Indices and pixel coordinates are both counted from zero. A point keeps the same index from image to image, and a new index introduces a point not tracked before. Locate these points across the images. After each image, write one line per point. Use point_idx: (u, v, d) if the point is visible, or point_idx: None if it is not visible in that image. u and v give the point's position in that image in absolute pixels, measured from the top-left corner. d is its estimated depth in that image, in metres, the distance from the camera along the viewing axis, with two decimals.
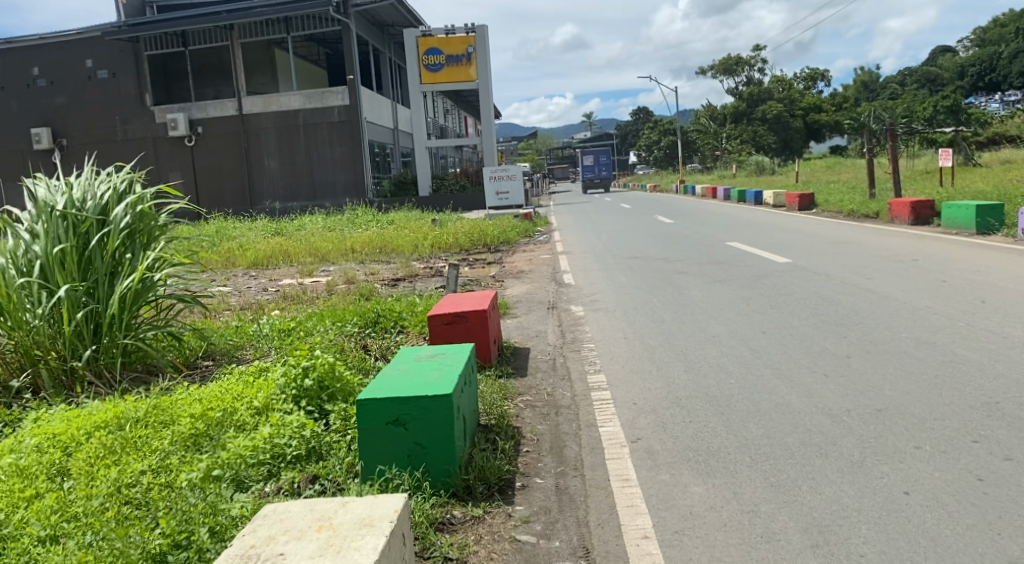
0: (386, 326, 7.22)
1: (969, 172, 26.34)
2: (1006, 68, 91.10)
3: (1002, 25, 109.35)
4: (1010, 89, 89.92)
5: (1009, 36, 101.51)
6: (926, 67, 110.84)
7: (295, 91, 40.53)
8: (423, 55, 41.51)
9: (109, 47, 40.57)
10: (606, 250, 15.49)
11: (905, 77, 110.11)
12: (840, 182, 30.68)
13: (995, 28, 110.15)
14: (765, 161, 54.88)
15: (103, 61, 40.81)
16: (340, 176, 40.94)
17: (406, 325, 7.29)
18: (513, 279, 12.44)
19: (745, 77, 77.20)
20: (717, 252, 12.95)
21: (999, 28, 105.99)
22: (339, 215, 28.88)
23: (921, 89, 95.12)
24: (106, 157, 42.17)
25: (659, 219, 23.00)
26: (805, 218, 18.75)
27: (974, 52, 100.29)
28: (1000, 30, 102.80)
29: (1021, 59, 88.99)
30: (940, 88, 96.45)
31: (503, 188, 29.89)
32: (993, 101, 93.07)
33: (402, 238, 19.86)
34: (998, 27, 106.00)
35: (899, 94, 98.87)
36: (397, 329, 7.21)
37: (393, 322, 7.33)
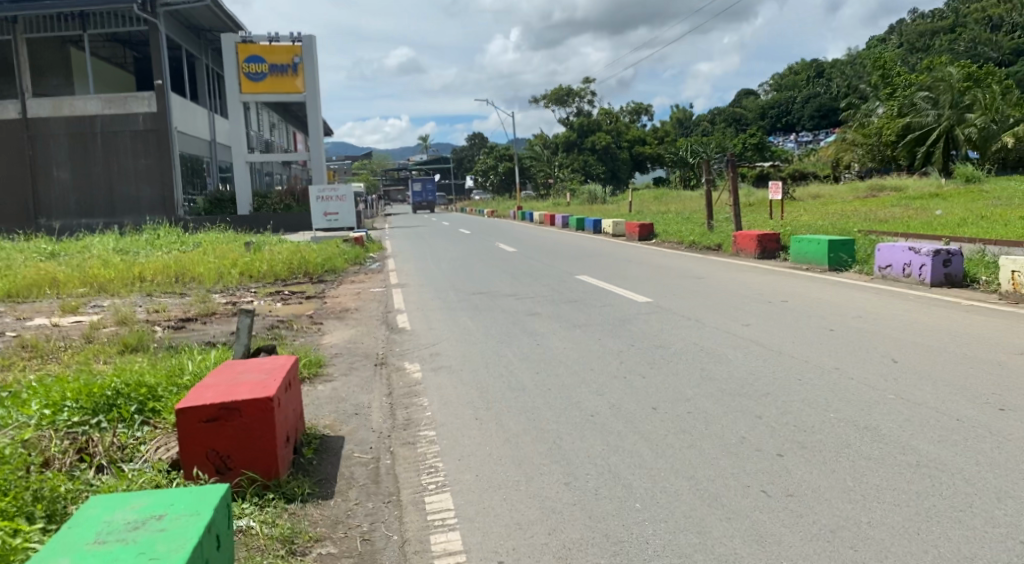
0: (121, 416, 4.78)
1: (788, 204, 27.26)
2: (799, 113, 100.43)
3: (795, 73, 120.53)
4: (802, 131, 99.13)
5: (801, 83, 111.94)
6: (734, 108, 120.14)
7: (94, 95, 36.11)
8: (242, 63, 38.07)
9: None
10: (444, 281, 13.72)
11: (716, 117, 118.55)
12: (670, 213, 30.95)
13: (790, 77, 121.58)
14: (597, 189, 55.67)
15: None
16: (145, 191, 36.75)
17: (152, 408, 4.93)
18: (333, 320, 10.28)
19: (576, 107, 79.21)
20: (569, 287, 11.53)
21: (793, 76, 116.77)
22: (136, 236, 25.13)
23: (729, 127, 102.49)
24: None
25: (498, 246, 21.60)
26: (649, 249, 18.00)
27: (774, 96, 109.64)
28: (794, 78, 113.30)
29: (812, 105, 98.53)
30: (746, 128, 104.64)
31: (330, 209, 27.33)
32: (789, 141, 102.08)
33: (206, 264, 16.90)
34: (792, 75, 117.14)
35: (711, 131, 106.00)
36: (138, 420, 4.80)
37: (137, 409, 4.92)
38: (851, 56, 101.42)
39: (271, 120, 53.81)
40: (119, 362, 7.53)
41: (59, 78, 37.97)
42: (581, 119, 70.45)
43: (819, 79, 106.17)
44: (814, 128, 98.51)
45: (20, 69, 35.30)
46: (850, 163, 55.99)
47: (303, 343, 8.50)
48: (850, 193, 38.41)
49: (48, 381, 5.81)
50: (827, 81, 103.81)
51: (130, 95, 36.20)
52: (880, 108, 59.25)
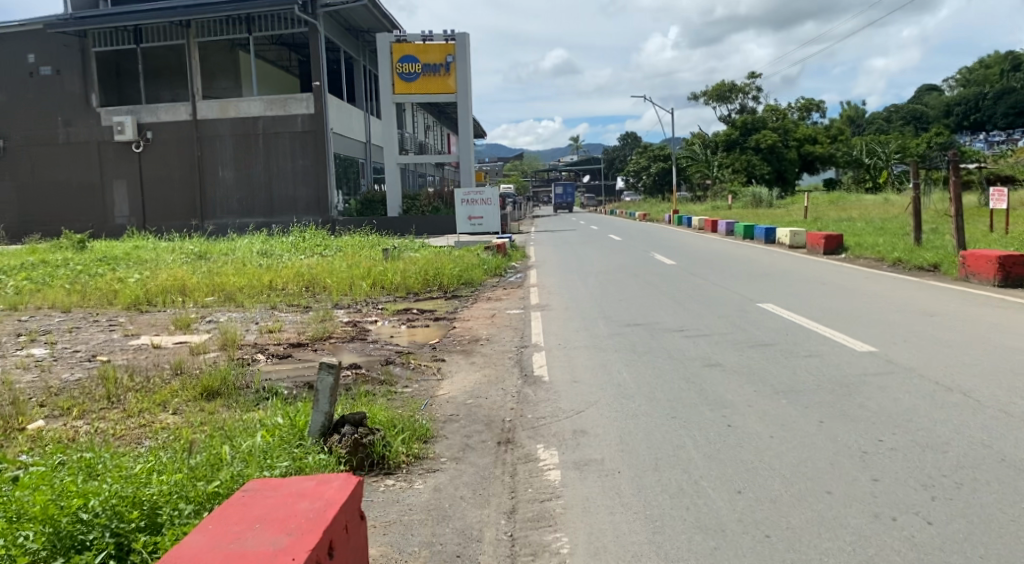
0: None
1: (1006, 212, 22.75)
2: (988, 110, 89.21)
3: (987, 66, 107.59)
4: (993, 129, 87.96)
5: (995, 77, 99.51)
6: (913, 105, 108.98)
7: (257, 96, 37.12)
8: (396, 63, 37.81)
9: (54, 41, 37.42)
10: (594, 304, 11.62)
11: (891, 115, 108.11)
12: (853, 222, 26.97)
13: (979, 70, 108.66)
14: (762, 192, 51.24)
15: (49, 56, 37.56)
16: (301, 191, 37.38)
17: (122, 544, 3.17)
18: (458, 355, 8.46)
19: (738, 105, 74.33)
20: (755, 324, 9.06)
21: (985, 69, 104.22)
22: (284, 237, 24.98)
23: (908, 127, 92.88)
24: (50, 163, 38.73)
25: (655, 258, 19.15)
26: (840, 268, 14.97)
27: (962, 92, 98.19)
28: (985, 71, 101.12)
29: (1007, 100, 87.20)
30: (925, 127, 94.48)
31: (476, 213, 25.92)
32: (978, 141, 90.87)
33: (339, 272, 15.75)
34: (983, 69, 104.56)
35: (886, 130, 96.40)
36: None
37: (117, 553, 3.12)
38: None
39: (425, 122, 53.96)
40: (183, 418, 6.01)
41: (229, 80, 39.41)
42: (744, 117, 65.74)
43: (1018, 72, 93.70)
44: (1006, 126, 87.17)
45: (193, 73, 36.99)
46: None
47: (413, 394, 6.70)
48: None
49: (48, 461, 4.28)
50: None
51: (290, 96, 36.94)
52: None
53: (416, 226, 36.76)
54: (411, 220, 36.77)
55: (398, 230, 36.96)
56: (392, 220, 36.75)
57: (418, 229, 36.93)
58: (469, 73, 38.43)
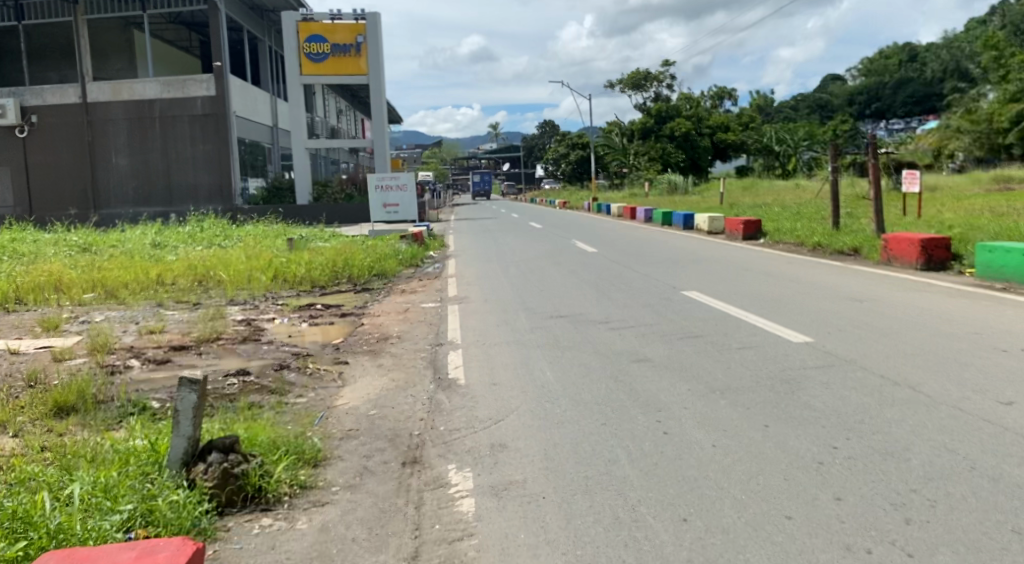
0: None
1: (914, 196, 23.27)
2: (887, 100, 93.26)
3: (883, 58, 112.80)
4: (891, 118, 92.06)
5: (890, 70, 104.41)
6: (816, 95, 113.23)
7: (154, 78, 34.79)
8: (304, 43, 36.12)
9: None
10: (515, 295, 10.91)
11: (796, 105, 112.03)
12: (769, 207, 27.21)
13: (878, 62, 113.50)
14: (678, 179, 51.82)
15: None
16: (205, 179, 35.30)
17: None
18: (364, 356, 7.60)
19: (653, 93, 75.27)
20: (684, 314, 8.54)
21: (881, 62, 109.20)
22: (183, 228, 23.37)
23: (812, 116, 96.48)
24: None
25: (577, 246, 18.63)
26: (762, 254, 14.79)
27: (861, 83, 102.55)
28: (881, 63, 105.95)
29: (901, 91, 91.61)
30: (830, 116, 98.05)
31: (390, 200, 24.87)
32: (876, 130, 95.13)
33: (240, 265, 14.54)
34: (879, 62, 109.59)
35: (793, 119, 99.53)
36: None
37: None
38: (947, 39, 93.70)
39: (338, 107, 52.14)
40: (21, 443, 4.99)
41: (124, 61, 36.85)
42: (659, 105, 66.49)
43: (911, 64, 98.52)
44: (904, 116, 91.33)
45: (82, 52, 34.36)
46: (951, 152, 50.29)
47: (307, 406, 5.83)
48: (971, 185, 33.63)
49: None
50: (919, 65, 96.12)
51: (190, 78, 34.77)
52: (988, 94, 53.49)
53: (329, 215, 35.28)
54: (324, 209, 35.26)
55: (310, 219, 35.39)
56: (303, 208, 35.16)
57: (331, 218, 35.46)
58: (382, 56, 37.08)
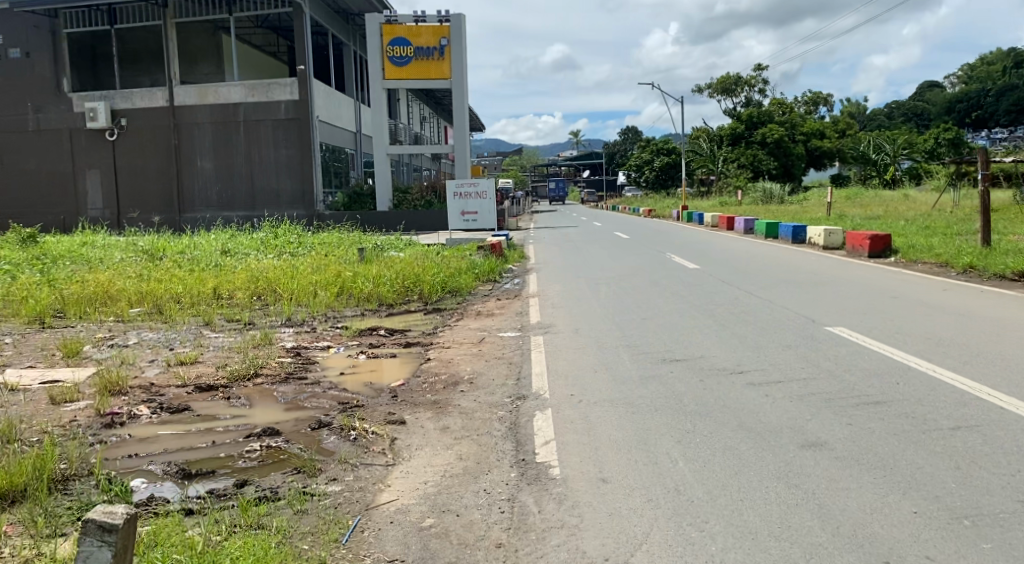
0: None
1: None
2: (991, 107, 87.35)
3: (987, 64, 106.18)
4: (995, 127, 86.15)
5: (994, 76, 98.23)
6: (913, 102, 107.28)
7: (238, 82, 34.46)
8: (386, 46, 35.13)
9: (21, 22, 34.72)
10: (612, 327, 8.96)
11: (891, 112, 106.41)
12: (881, 220, 24.54)
13: (981, 68, 106.86)
14: (772, 188, 48.79)
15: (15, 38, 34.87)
16: (285, 184, 34.74)
17: None
18: (425, 412, 5.83)
19: (743, 99, 72.10)
20: (845, 364, 6.44)
21: (986, 67, 102.78)
22: (253, 233, 22.42)
23: (910, 125, 91.38)
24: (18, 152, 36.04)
25: (675, 261, 16.52)
26: (900, 277, 12.45)
27: (964, 89, 96.53)
28: (985, 70, 99.81)
29: (1008, 97, 86.01)
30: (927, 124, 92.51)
31: (469, 208, 23.30)
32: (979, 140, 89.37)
33: (301, 276, 13.14)
34: (984, 67, 103.28)
35: (886, 127, 94.25)
36: None
37: None
38: None
39: (419, 112, 51.36)
40: None
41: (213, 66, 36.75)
42: (750, 110, 63.33)
43: (1018, 70, 92.61)
44: (1009, 124, 85.42)
45: (169, 56, 34.32)
46: None
47: (336, 504, 4.10)
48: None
49: None
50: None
51: (272, 82, 34.28)
52: None
53: (405, 223, 34.00)
54: (399, 215, 34.01)
55: (383, 227, 34.30)
56: (377, 215, 34.10)
57: (405, 226, 34.30)
58: (465, 59, 35.76)
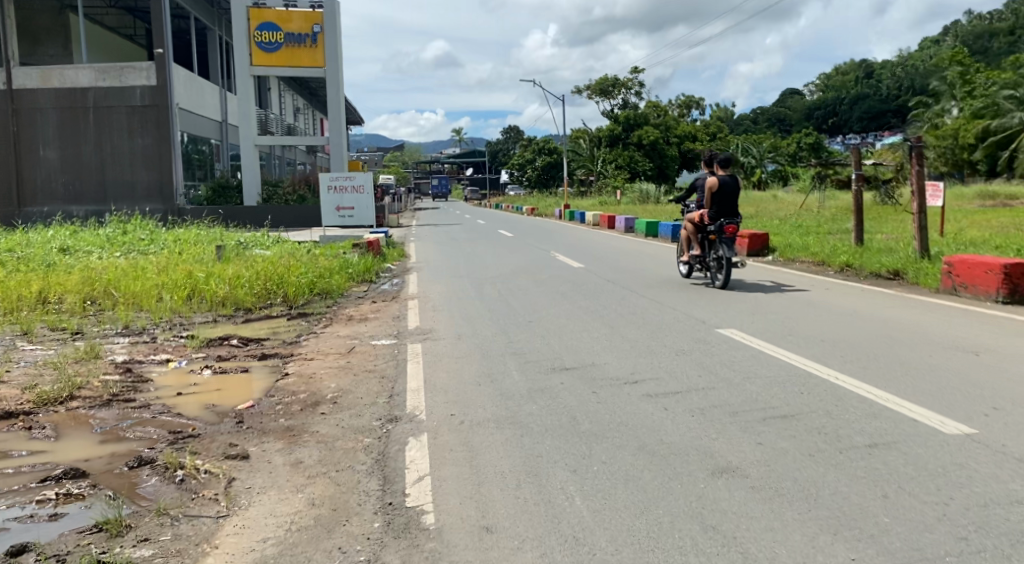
0: None
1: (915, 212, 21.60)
2: (843, 115, 93.85)
3: (839, 74, 114.02)
4: (847, 134, 92.58)
5: (845, 86, 105.56)
6: (776, 108, 113.66)
7: (86, 63, 31.38)
8: (255, 31, 33.03)
9: None
10: (496, 332, 8.28)
11: (755, 117, 112.26)
12: (755, 219, 25.28)
13: (834, 78, 114.60)
14: (651, 187, 49.90)
15: None
16: (142, 176, 31.98)
17: None
18: (277, 441, 4.90)
19: (621, 100, 73.69)
20: (743, 371, 6.03)
21: (838, 78, 110.35)
22: (100, 229, 20.22)
23: (773, 130, 96.69)
24: None
25: (559, 260, 16.09)
26: (781, 276, 12.48)
27: (819, 97, 103.19)
28: (838, 81, 107.12)
29: (858, 107, 92.64)
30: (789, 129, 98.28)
31: (345, 203, 22.01)
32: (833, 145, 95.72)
33: (149, 278, 11.66)
34: (836, 78, 110.85)
35: (752, 131, 99.28)
36: None
37: None
38: (901, 59, 95.17)
39: (293, 103, 48.98)
40: None
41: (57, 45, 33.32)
42: (627, 112, 64.74)
43: (866, 82, 99.95)
44: (858, 131, 92.19)
45: (4, 32, 30.78)
46: None
47: None
48: (953, 199, 32.41)
49: None
50: (873, 82, 97.23)
51: (126, 65, 31.44)
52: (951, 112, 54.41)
53: (272, 217, 32.22)
54: (264, 209, 32.25)
55: (252, 223, 32.23)
56: (244, 211, 31.99)
57: (276, 222, 32.36)
58: (340, 48, 34.20)
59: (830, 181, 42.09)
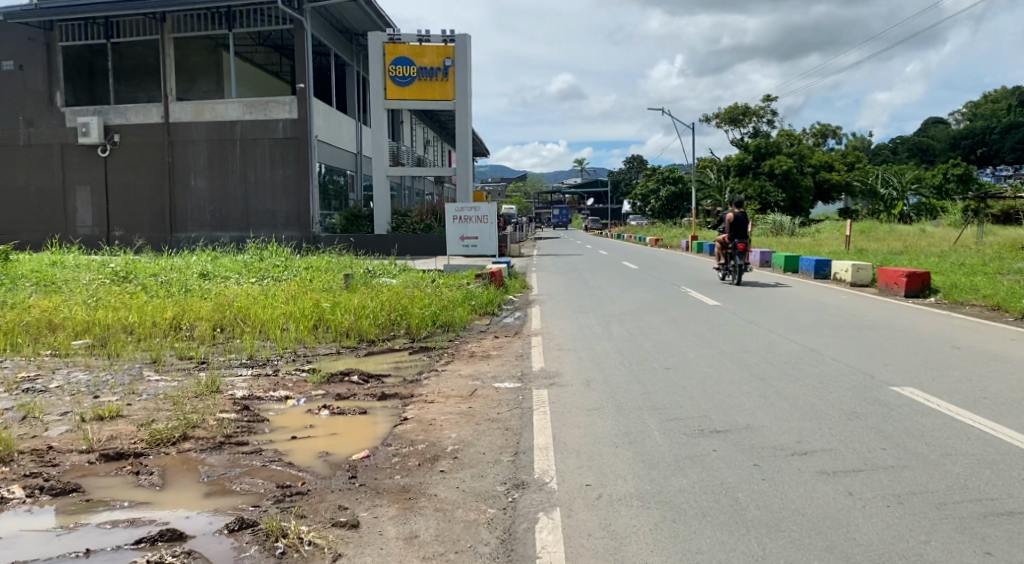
0: None
1: None
2: (997, 144, 86.64)
3: (991, 100, 105.84)
4: (1001, 164, 85.50)
5: (999, 112, 97.75)
6: (919, 137, 106.73)
7: (235, 98, 33.27)
8: (389, 65, 34.01)
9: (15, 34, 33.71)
10: (631, 379, 7.49)
11: (895, 146, 105.81)
12: (905, 256, 23.10)
13: (986, 104, 106.52)
14: (783, 219, 47.49)
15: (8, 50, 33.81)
16: (280, 204, 33.42)
17: None
18: (391, 506, 4.35)
19: (750, 129, 71.23)
20: (944, 447, 4.94)
21: (990, 104, 102.42)
22: (238, 256, 20.98)
23: (915, 161, 90.74)
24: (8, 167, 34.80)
25: (692, 296, 15.04)
26: (954, 322, 10.96)
27: (969, 125, 96.00)
28: (990, 107, 99.43)
29: (1014, 135, 85.44)
30: (934, 160, 91.75)
31: (469, 233, 21.84)
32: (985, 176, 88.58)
33: (277, 306, 11.67)
34: (988, 104, 102.94)
35: (891, 161, 93.46)
36: None
37: None
38: None
39: (422, 135, 50.24)
40: None
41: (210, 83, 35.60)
42: (757, 141, 62.35)
43: (1023, 108, 92.21)
44: (1015, 161, 84.94)
45: (165, 71, 33.19)
46: None
47: None
48: None
49: None
50: None
51: (270, 99, 33.08)
52: None
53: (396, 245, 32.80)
54: (392, 238, 32.63)
55: (377, 251, 32.93)
56: (370, 238, 32.74)
57: (400, 250, 32.91)
58: (469, 79, 34.64)
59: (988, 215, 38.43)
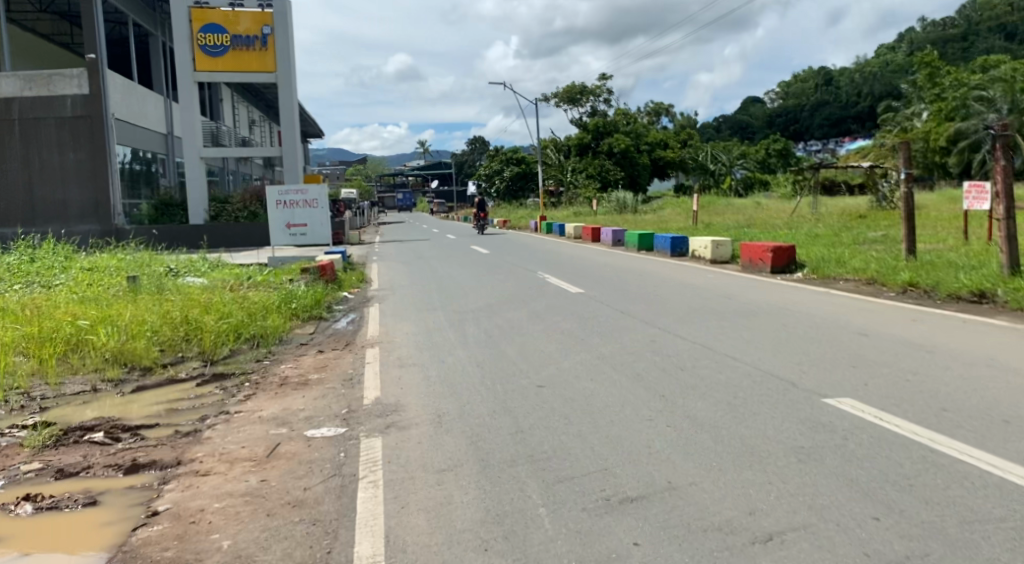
0: None
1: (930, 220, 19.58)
2: (807, 121, 93.54)
3: (799, 80, 114.38)
4: (809, 141, 92.43)
5: (804, 93, 105.89)
6: (738, 115, 113.41)
7: (10, 71, 27.94)
8: (197, 33, 30.03)
9: None
10: (496, 407, 5.60)
11: (719, 125, 111.83)
12: (751, 229, 23.00)
13: (794, 85, 114.95)
14: (627, 195, 47.72)
15: None
16: (76, 194, 28.68)
17: None
18: None
19: (589, 109, 71.90)
20: (955, 513, 3.42)
21: (798, 84, 110.66)
22: (3, 258, 17.02)
23: (736, 138, 96.24)
24: None
25: (552, 282, 13.44)
26: (832, 303, 10.01)
27: (781, 104, 103.00)
28: (797, 87, 107.44)
29: (818, 113, 92.55)
30: (754, 136, 97.80)
31: (296, 219, 19.09)
32: (797, 151, 95.29)
33: (22, 327, 8.69)
34: (797, 85, 111.21)
35: (717, 139, 98.50)
36: None
37: None
38: (861, 66, 95.44)
39: (248, 114, 45.90)
40: None
41: None
42: (597, 120, 62.80)
43: (826, 88, 100.02)
44: (821, 138, 92.17)
45: None
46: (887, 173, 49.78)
47: None
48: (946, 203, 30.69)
49: None
50: (833, 89, 97.38)
51: (55, 72, 28.09)
52: (919, 119, 53.91)
53: (210, 237, 29.09)
54: (198, 229, 28.99)
55: (184, 244, 29.02)
56: (173, 229, 28.78)
57: (212, 240, 29.19)
58: (292, 50, 31.30)
59: (811, 185, 40.35)
